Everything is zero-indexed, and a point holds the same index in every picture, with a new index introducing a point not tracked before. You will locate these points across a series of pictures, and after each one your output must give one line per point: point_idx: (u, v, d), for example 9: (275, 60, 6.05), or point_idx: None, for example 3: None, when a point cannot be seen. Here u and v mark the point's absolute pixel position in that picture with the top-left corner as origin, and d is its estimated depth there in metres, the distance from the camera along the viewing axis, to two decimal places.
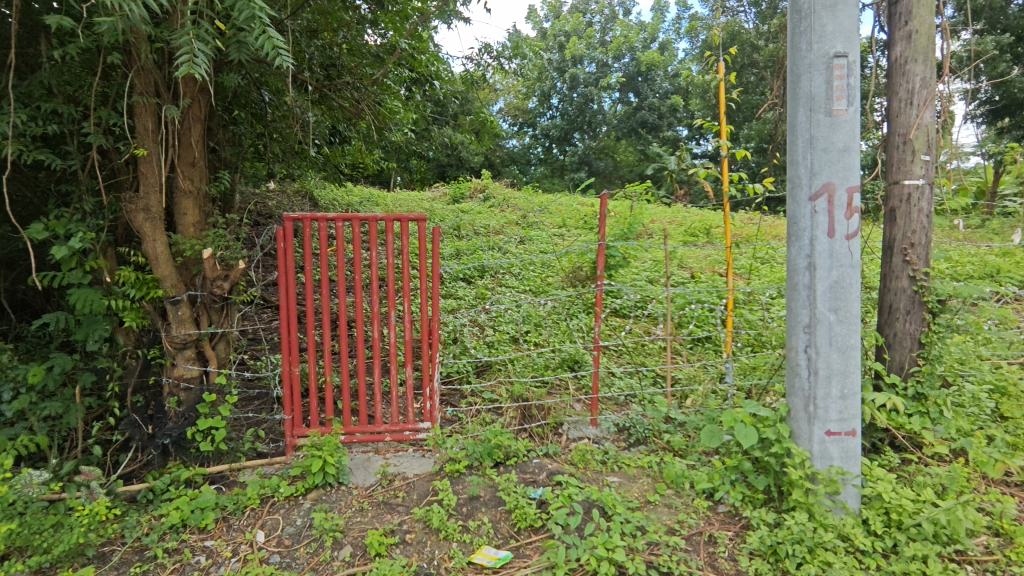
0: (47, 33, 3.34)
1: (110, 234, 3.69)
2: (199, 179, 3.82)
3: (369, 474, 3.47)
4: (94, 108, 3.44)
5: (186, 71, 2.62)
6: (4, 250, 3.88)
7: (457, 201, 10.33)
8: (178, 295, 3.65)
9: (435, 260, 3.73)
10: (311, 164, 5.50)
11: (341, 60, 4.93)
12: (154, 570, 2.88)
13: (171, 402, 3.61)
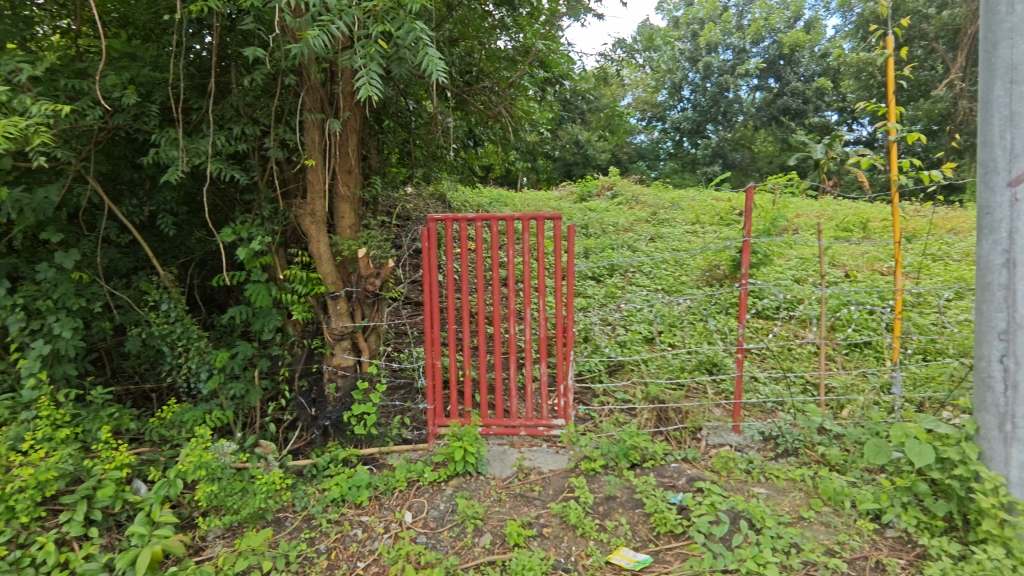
0: (237, 62, 3.84)
1: (282, 237, 4.15)
2: (354, 185, 4.16)
3: (506, 467, 3.58)
4: (272, 125, 3.91)
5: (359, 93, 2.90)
6: (200, 251, 4.51)
7: (584, 200, 10.33)
8: (337, 291, 4.02)
9: (570, 257, 3.74)
10: (448, 168, 5.77)
11: (480, 66, 5.11)
12: (321, 538, 3.20)
13: (331, 388, 4.00)
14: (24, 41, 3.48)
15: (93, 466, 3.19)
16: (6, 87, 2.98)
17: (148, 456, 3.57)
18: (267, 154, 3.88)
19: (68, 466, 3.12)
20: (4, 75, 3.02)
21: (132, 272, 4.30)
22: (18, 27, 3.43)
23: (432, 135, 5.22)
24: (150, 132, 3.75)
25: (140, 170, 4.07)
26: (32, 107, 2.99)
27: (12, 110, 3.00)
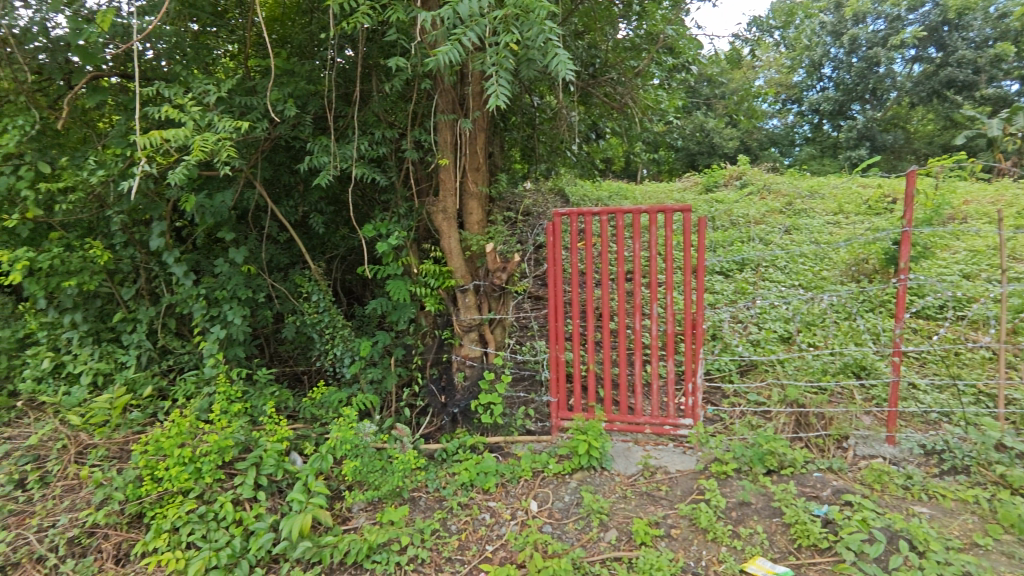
0: (378, 71, 4.14)
1: (416, 233, 4.42)
2: (482, 182, 4.32)
3: (630, 464, 3.53)
4: (409, 128, 4.17)
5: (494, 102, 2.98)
6: (343, 246, 4.92)
7: (710, 191, 9.86)
8: (466, 284, 4.21)
9: (700, 250, 3.58)
10: (571, 162, 5.78)
11: (605, 58, 5.05)
12: (452, 518, 3.37)
13: (460, 377, 4.20)
14: (205, 66, 4.01)
15: (260, 438, 3.62)
16: (198, 108, 3.46)
17: (303, 431, 3.97)
18: (404, 155, 4.15)
19: (240, 436, 3.56)
20: (196, 97, 3.51)
21: (288, 266, 4.79)
22: (203, 55, 3.99)
23: (556, 129, 5.30)
24: (305, 140, 4.15)
25: (296, 175, 4.53)
26: (217, 123, 3.44)
27: (201, 127, 3.47)
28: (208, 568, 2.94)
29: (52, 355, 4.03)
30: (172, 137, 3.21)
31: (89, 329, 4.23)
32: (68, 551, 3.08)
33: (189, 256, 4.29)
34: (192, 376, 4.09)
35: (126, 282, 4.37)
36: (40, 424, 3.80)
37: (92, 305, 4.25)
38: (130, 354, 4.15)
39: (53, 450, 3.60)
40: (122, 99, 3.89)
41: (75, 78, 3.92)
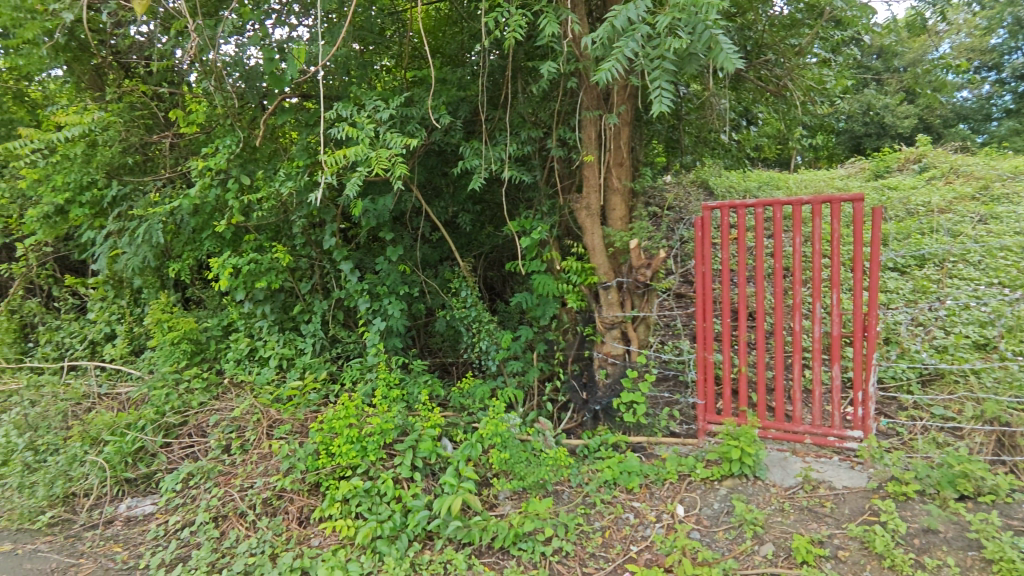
0: (526, 73, 4.27)
1: (559, 230, 4.49)
2: (626, 177, 4.27)
3: (789, 475, 3.28)
4: (554, 126, 4.24)
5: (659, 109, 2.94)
6: (489, 243, 5.12)
7: (880, 177, 8.79)
8: (608, 281, 4.19)
9: (873, 243, 3.20)
10: (719, 153, 5.49)
11: (763, 38, 4.71)
12: (595, 514, 3.39)
13: (601, 374, 4.19)
14: (369, 81, 4.40)
15: (416, 423, 3.91)
16: (371, 124, 3.83)
17: (453, 418, 4.21)
18: (550, 154, 4.23)
19: (399, 420, 3.87)
20: (369, 113, 3.88)
21: (439, 263, 5.10)
22: (370, 73, 4.41)
23: (704, 119, 5.09)
24: (457, 144, 4.40)
25: (447, 177, 4.80)
26: (387, 137, 3.78)
27: (373, 141, 3.85)
28: (375, 537, 3.23)
29: (248, 341, 4.76)
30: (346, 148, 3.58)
31: (275, 319, 4.89)
32: (262, 510, 3.55)
33: (355, 254, 4.75)
34: (357, 363, 4.52)
35: (304, 278, 4.94)
36: (240, 399, 4.47)
37: (276, 299, 4.88)
38: (308, 341, 4.71)
39: (250, 423, 4.19)
40: (303, 117, 4.40)
41: (266, 101, 4.52)
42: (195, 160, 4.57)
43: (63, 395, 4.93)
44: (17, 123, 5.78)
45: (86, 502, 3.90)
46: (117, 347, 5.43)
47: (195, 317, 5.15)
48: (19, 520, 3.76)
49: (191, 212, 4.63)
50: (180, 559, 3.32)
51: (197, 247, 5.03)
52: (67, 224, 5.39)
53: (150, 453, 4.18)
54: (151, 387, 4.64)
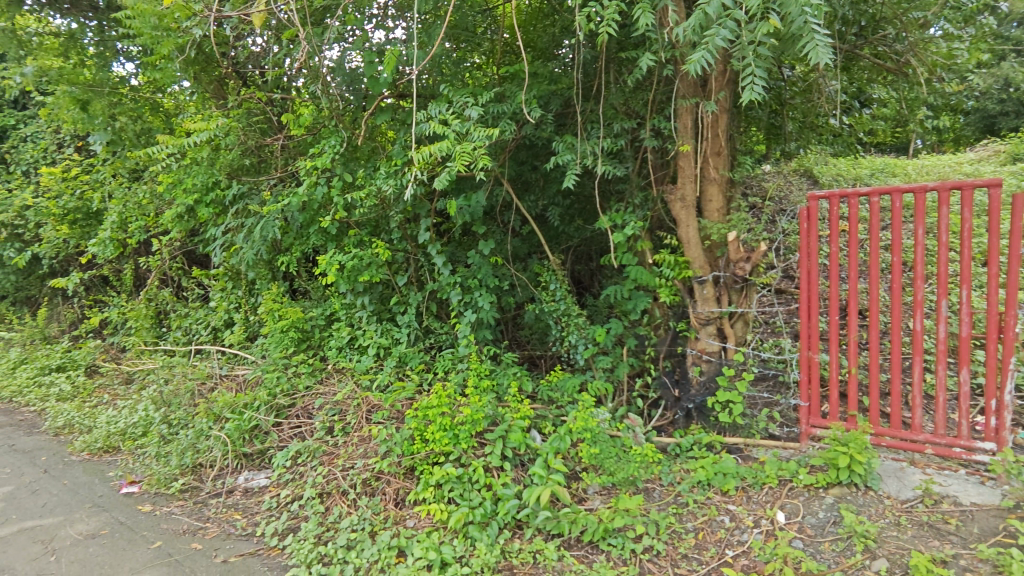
0: (620, 62, 4.21)
1: (652, 222, 4.39)
2: (724, 166, 4.10)
3: (906, 487, 3.03)
4: (648, 116, 4.15)
5: (749, 98, 2.94)
6: (578, 237, 5.07)
7: (1019, 160, 7.83)
8: (704, 275, 4.04)
9: (1013, 234, 2.84)
10: (828, 138, 5.12)
11: (883, 12, 4.25)
12: (687, 515, 3.30)
13: (695, 371, 4.07)
14: (463, 78, 4.50)
15: (506, 414, 3.97)
16: (459, 121, 3.95)
17: (542, 410, 4.24)
18: (643, 144, 4.15)
19: (490, 410, 3.95)
20: (456, 110, 4.03)
21: (528, 257, 5.12)
22: (464, 71, 4.53)
23: (810, 102, 4.77)
24: (548, 137, 4.41)
25: (537, 171, 4.82)
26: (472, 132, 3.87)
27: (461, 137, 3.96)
28: (467, 522, 3.32)
29: (349, 330, 5.05)
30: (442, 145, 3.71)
31: (374, 310, 5.15)
32: (362, 489, 3.75)
33: (448, 248, 4.89)
34: (449, 354, 4.67)
35: (400, 270, 5.15)
36: (342, 384, 4.75)
37: (374, 290, 5.13)
38: (404, 331, 4.92)
39: (351, 407, 4.45)
40: (400, 115, 4.58)
41: (368, 102, 4.71)
42: (304, 160, 4.92)
43: (191, 375, 5.48)
44: (155, 131, 6.56)
45: (211, 472, 4.30)
46: (235, 334, 5.95)
47: (302, 307, 5.53)
48: (157, 485, 4.18)
49: (300, 209, 4.97)
50: (291, 529, 3.58)
51: (304, 242, 5.36)
52: (194, 221, 5.97)
53: (264, 431, 4.55)
54: (265, 370, 5.05)
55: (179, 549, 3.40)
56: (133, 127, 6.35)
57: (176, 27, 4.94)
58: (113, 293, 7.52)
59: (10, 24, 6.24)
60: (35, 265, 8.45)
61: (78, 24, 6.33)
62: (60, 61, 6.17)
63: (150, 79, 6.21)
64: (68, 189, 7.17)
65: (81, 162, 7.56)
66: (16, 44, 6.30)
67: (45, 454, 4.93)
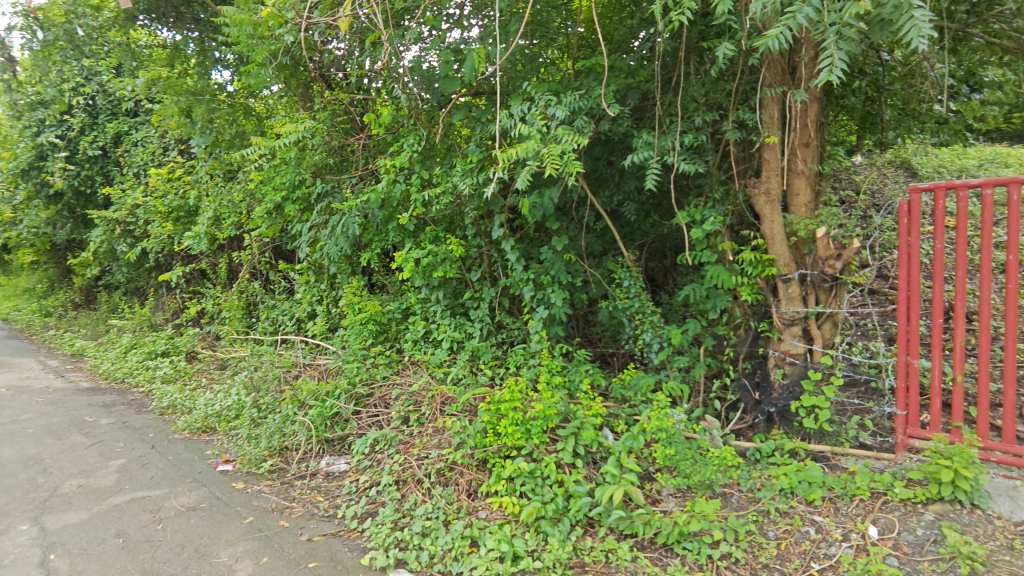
0: (701, 52, 4.09)
1: (733, 217, 4.25)
2: (812, 159, 3.93)
3: (1020, 508, 2.79)
4: (731, 108, 4.02)
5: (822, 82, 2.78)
6: (654, 233, 4.96)
7: None
8: (789, 273, 3.89)
9: None
10: (929, 126, 4.78)
11: None
12: (768, 523, 3.16)
13: (777, 374, 3.94)
14: (539, 74, 4.51)
15: (578, 411, 3.95)
16: (543, 119, 4.00)
17: (614, 409, 4.18)
18: (726, 136, 4.00)
19: (562, 406, 3.92)
20: (541, 109, 4.03)
21: (602, 253, 5.05)
22: (538, 66, 4.54)
23: (911, 88, 4.44)
24: (624, 132, 4.34)
25: (613, 166, 4.73)
26: (560, 134, 3.88)
27: (544, 135, 4.00)
28: (538, 517, 3.34)
29: (424, 324, 5.19)
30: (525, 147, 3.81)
31: (448, 304, 5.26)
32: (436, 479, 3.85)
33: (521, 245, 4.92)
34: (521, 349, 4.70)
35: (474, 266, 5.22)
36: (417, 376, 4.90)
37: (449, 285, 5.24)
38: (477, 326, 4.99)
39: (425, 398, 4.57)
40: (476, 112, 4.66)
41: (445, 101, 4.81)
42: (384, 158, 5.11)
43: (278, 363, 5.83)
44: (247, 134, 6.80)
45: (295, 454, 4.54)
46: (317, 325, 6.25)
47: (379, 300, 5.73)
48: (248, 465, 4.47)
49: (379, 205, 5.15)
50: (369, 514, 3.72)
51: (383, 238, 5.56)
52: (281, 218, 6.33)
53: (344, 418, 4.76)
54: (345, 360, 5.28)
55: (269, 525, 3.62)
56: (229, 130, 6.72)
57: (269, 34, 5.23)
58: (210, 285, 8.09)
59: (126, 38, 6.87)
60: (145, 258, 9.24)
61: (182, 36, 6.91)
62: (167, 71, 6.72)
63: (244, 85, 6.61)
64: (172, 189, 7.78)
65: (183, 164, 8.18)
66: (130, 57, 6.92)
67: (151, 431, 5.38)
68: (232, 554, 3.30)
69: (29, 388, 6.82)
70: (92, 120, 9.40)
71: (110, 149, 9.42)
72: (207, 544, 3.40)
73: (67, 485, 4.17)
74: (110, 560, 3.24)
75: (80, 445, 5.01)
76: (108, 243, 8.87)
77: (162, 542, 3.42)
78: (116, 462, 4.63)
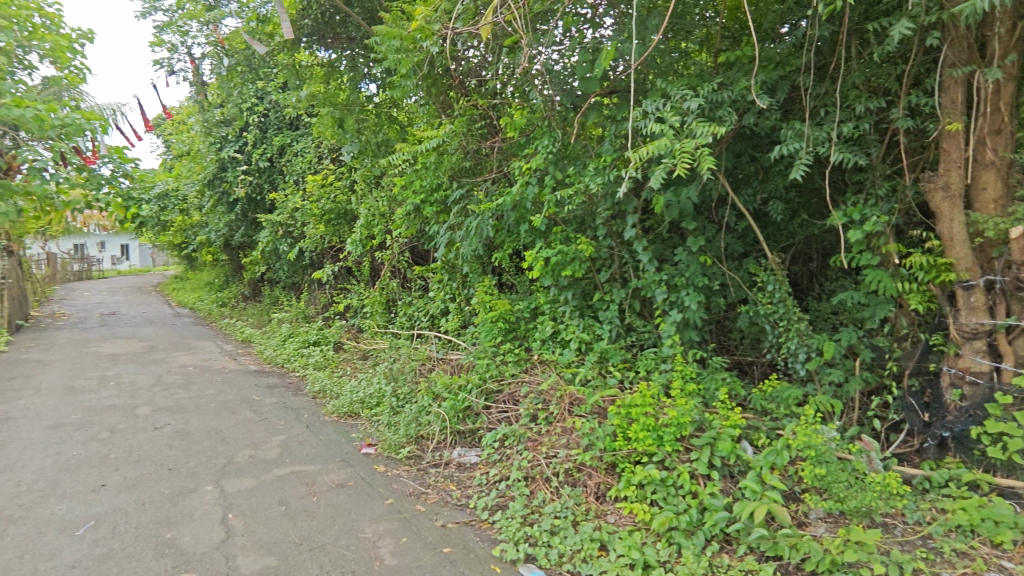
0: (866, 34, 3.73)
1: (901, 217, 3.83)
2: (1005, 147, 3.44)
3: None
4: (901, 92, 3.62)
5: None
6: (801, 234, 4.60)
7: None
8: (972, 280, 3.44)
9: None
10: None
11: None
12: (940, 563, 2.84)
13: (953, 395, 3.50)
14: (677, 69, 4.38)
15: (714, 420, 3.75)
16: (678, 116, 3.85)
17: (754, 421, 3.92)
18: (894, 126, 3.61)
19: (697, 415, 3.74)
20: (676, 105, 3.90)
21: (743, 256, 4.74)
22: (674, 61, 4.37)
23: None
24: (772, 126, 4.05)
25: (756, 162, 4.45)
26: (696, 128, 3.73)
27: (679, 132, 3.86)
28: (670, 527, 3.23)
29: (552, 324, 5.23)
30: (658, 145, 3.74)
31: (577, 305, 5.25)
32: (565, 479, 3.86)
33: (654, 246, 4.75)
34: (652, 354, 4.59)
35: (604, 267, 5.14)
36: (545, 375, 4.96)
37: (578, 286, 5.22)
38: (605, 328, 4.93)
39: (554, 397, 4.59)
40: (610, 111, 4.59)
41: (579, 102, 4.81)
42: (519, 161, 5.21)
43: (415, 357, 6.19)
44: (392, 142, 7.35)
45: (430, 443, 4.79)
46: (450, 322, 6.55)
47: (510, 299, 5.85)
48: (388, 450, 4.79)
49: (512, 207, 5.31)
50: (499, 506, 3.82)
51: (516, 239, 5.69)
52: (420, 220, 6.72)
53: (475, 412, 4.95)
54: (476, 357, 5.49)
55: (407, 508, 3.86)
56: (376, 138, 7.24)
57: (414, 47, 5.57)
58: (356, 282, 8.78)
59: (291, 60, 7.68)
60: (301, 257, 10.27)
61: (337, 55, 7.57)
62: (324, 87, 7.40)
63: (390, 97, 7.10)
64: (326, 194, 8.56)
65: (336, 171, 8.95)
66: (295, 76, 7.69)
67: (307, 412, 5.97)
68: (376, 531, 3.56)
69: (210, 368, 7.88)
70: (262, 134, 10.62)
71: (275, 159, 10.57)
72: (354, 520, 3.70)
73: (240, 455, 4.76)
74: (275, 524, 3.64)
75: (250, 420, 5.69)
76: (273, 243, 9.99)
77: (317, 514, 3.77)
78: (278, 438, 5.19)
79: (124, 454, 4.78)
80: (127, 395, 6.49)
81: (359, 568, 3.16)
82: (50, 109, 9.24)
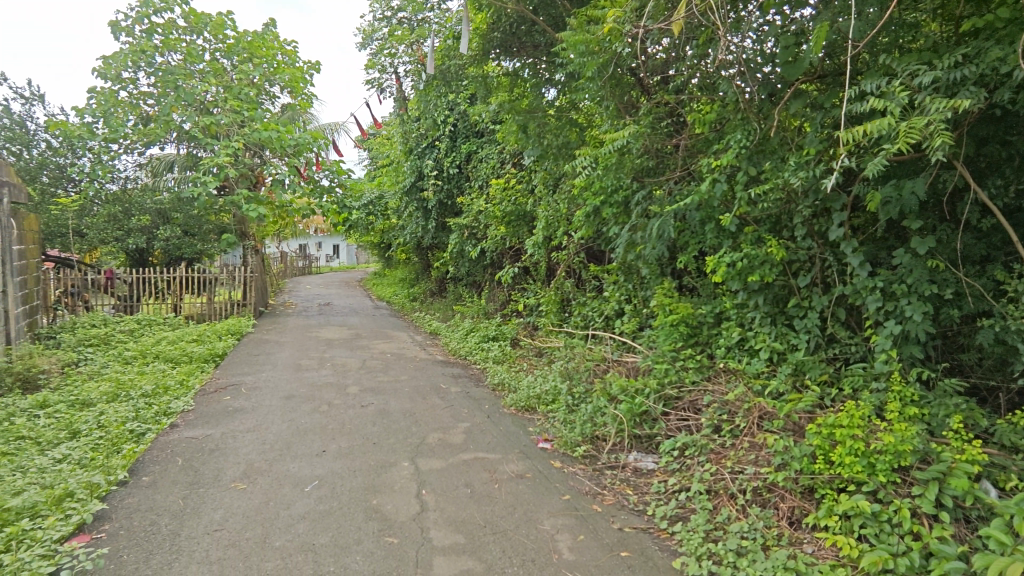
0: None
1: None
2: None
3: None
4: None
5: None
6: None
7: None
8: None
9: None
10: None
11: None
12: None
13: None
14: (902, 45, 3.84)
15: (943, 452, 3.21)
16: (906, 94, 3.39)
17: (1000, 458, 3.27)
18: None
19: (921, 444, 3.22)
20: (904, 82, 3.44)
21: (987, 260, 3.96)
22: (896, 36, 3.86)
23: None
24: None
25: (1009, 147, 3.69)
26: (929, 107, 3.23)
27: (906, 112, 3.39)
28: (884, 568, 2.83)
29: (740, 330, 4.89)
30: (877, 130, 3.29)
31: (768, 311, 4.83)
32: (753, 498, 3.59)
33: (867, 247, 4.19)
34: (861, 369, 4.06)
35: (802, 270, 4.64)
36: (731, 385, 4.67)
37: (770, 290, 4.79)
38: (802, 337, 4.48)
39: (741, 409, 4.32)
40: (817, 99, 4.15)
41: (778, 91, 4.43)
42: (707, 157, 4.96)
43: (590, 357, 6.24)
44: (572, 144, 7.43)
45: (606, 444, 4.78)
46: (626, 323, 6.47)
47: (691, 303, 5.58)
48: (565, 446, 4.89)
49: (698, 207, 5.03)
50: (679, 517, 3.69)
51: (700, 239, 5.43)
52: (599, 221, 6.74)
53: (653, 418, 4.84)
54: (654, 361, 5.35)
55: (584, 506, 3.91)
56: (556, 142, 7.38)
57: (601, 48, 5.54)
58: (532, 281, 9.09)
59: (481, 71, 8.11)
60: (483, 257, 10.94)
61: (521, 64, 7.89)
62: (509, 96, 7.77)
63: (572, 100, 7.21)
64: (507, 197, 8.98)
65: (517, 174, 9.35)
66: (484, 87, 8.17)
67: (488, 403, 6.34)
68: (554, 525, 3.65)
69: (405, 356, 8.76)
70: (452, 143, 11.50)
71: (463, 166, 11.39)
72: (532, 511, 3.84)
73: (431, 437, 5.22)
74: (462, 504, 3.92)
75: (439, 406, 6.21)
76: (460, 244, 10.77)
77: (498, 500, 3.99)
78: (463, 425, 5.59)
79: (340, 425, 5.53)
80: (340, 375, 7.50)
81: (539, 558, 3.27)
82: (288, 131, 11.11)
